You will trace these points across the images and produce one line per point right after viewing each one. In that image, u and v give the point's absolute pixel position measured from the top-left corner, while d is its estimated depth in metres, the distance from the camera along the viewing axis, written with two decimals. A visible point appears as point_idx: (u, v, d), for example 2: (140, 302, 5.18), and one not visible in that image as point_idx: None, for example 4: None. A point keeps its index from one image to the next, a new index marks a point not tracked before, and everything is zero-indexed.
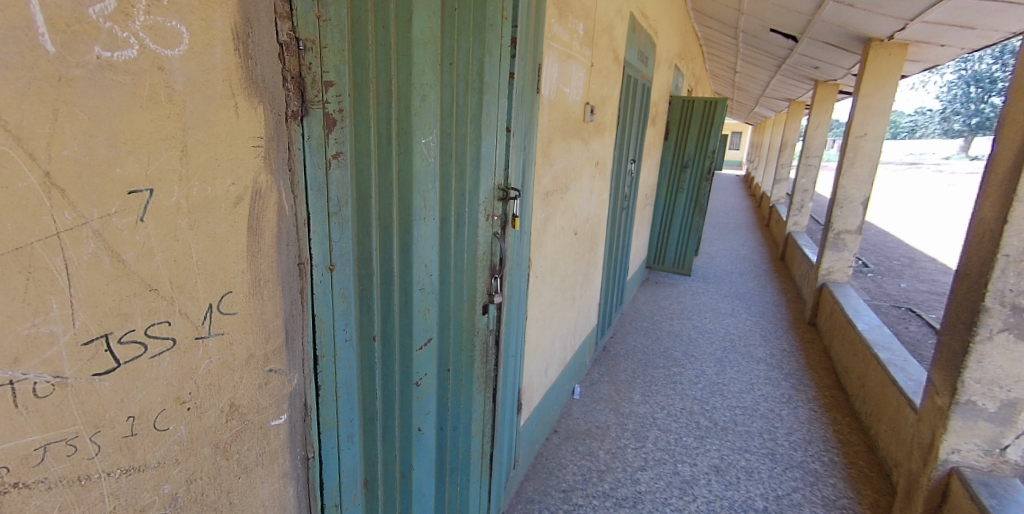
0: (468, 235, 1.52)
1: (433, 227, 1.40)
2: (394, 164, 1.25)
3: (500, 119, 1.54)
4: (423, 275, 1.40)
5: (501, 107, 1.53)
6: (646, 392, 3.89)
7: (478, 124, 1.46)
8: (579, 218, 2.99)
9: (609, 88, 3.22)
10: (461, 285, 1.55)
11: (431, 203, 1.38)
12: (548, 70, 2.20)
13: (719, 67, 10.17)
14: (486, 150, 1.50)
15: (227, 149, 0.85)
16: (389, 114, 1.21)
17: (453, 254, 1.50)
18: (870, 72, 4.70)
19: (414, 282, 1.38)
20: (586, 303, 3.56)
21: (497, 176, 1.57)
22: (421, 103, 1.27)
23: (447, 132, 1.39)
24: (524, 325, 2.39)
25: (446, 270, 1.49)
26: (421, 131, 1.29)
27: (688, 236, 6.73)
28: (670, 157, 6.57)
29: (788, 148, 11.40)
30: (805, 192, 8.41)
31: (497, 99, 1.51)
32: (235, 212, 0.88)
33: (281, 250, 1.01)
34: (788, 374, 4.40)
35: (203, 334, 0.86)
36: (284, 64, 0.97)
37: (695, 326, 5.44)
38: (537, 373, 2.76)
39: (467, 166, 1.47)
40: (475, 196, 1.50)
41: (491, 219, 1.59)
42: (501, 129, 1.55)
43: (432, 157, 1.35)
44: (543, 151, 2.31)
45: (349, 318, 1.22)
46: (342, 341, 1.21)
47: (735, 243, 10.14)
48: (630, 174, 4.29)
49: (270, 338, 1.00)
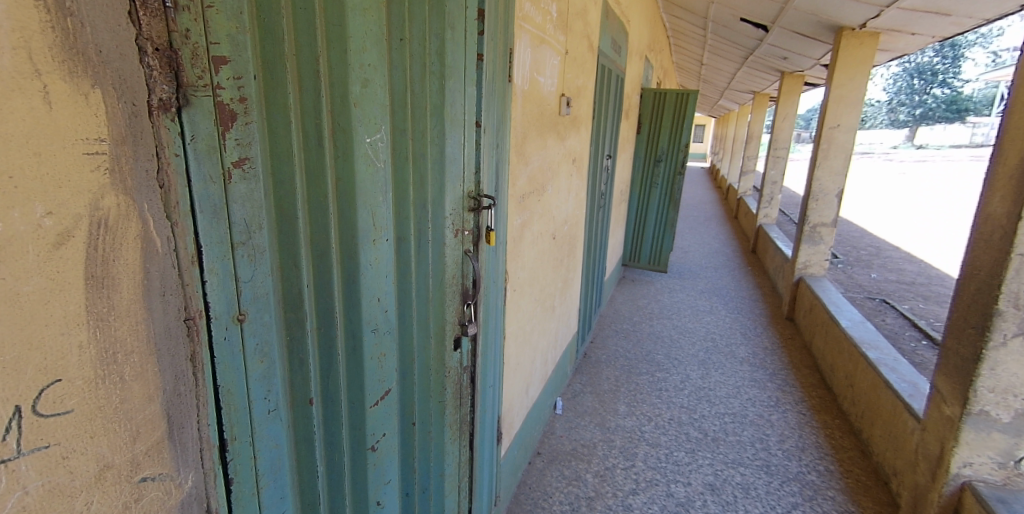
0: (432, 257, 1.21)
1: (387, 251, 1.09)
2: (329, 173, 0.94)
3: (469, 112, 1.24)
4: (378, 314, 1.08)
5: (470, 97, 1.24)
6: (631, 402, 3.65)
7: (441, 117, 1.16)
8: (557, 220, 2.71)
9: (583, 79, 2.94)
10: (427, 318, 1.24)
11: (384, 221, 1.06)
12: (520, 57, 1.91)
13: (687, 58, 10.06)
14: (451, 151, 1.20)
15: (35, 163, 0.54)
16: (317, 105, 0.90)
17: (415, 282, 1.19)
18: (843, 61, 4.56)
19: (365, 324, 1.06)
20: (567, 311, 3.29)
21: (466, 182, 1.27)
22: (364, 91, 0.96)
23: (403, 129, 1.08)
24: (502, 345, 2.09)
25: (407, 302, 1.18)
26: (365, 128, 0.98)
27: (663, 232, 6.55)
28: (643, 152, 6.37)
29: (755, 140, 11.40)
30: (774, 184, 8.36)
31: (464, 87, 1.21)
32: (57, 259, 0.56)
33: (155, 306, 0.69)
34: (772, 374, 4.23)
35: (7, 456, 0.54)
36: (141, 28, 0.65)
37: (675, 325, 5.24)
38: (518, 395, 2.47)
39: (428, 171, 1.16)
40: (439, 208, 1.20)
41: (460, 236, 1.28)
42: (470, 124, 1.25)
43: (383, 161, 1.04)
44: (518, 148, 2.02)
45: (274, 382, 0.91)
46: (263, 413, 0.89)
47: (706, 236, 10.07)
48: (605, 170, 4.04)
49: (141, 436, 0.68)
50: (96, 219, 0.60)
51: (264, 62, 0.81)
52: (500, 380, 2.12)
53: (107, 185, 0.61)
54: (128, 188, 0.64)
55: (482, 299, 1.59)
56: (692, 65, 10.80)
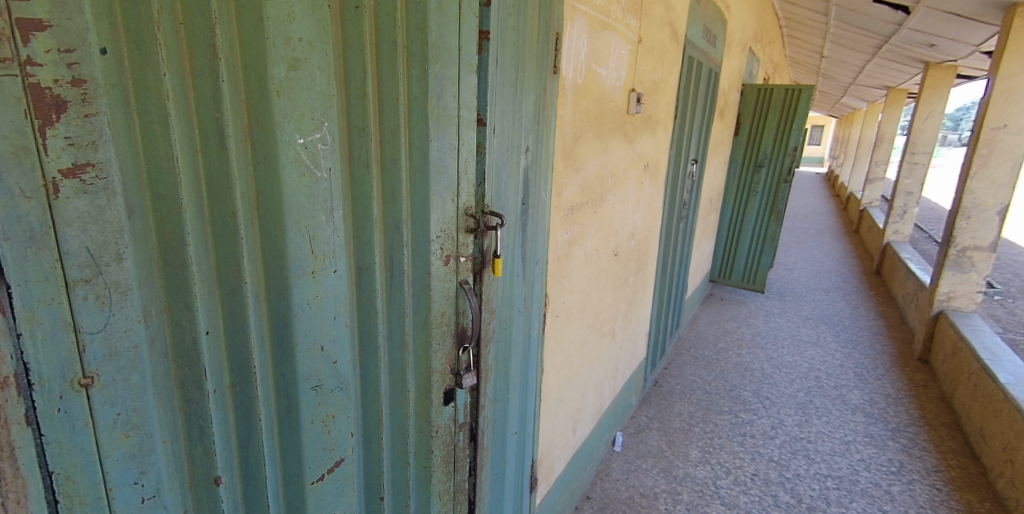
0: (409, 289, 0.97)
1: (339, 285, 0.84)
2: (242, 182, 0.70)
3: (467, 106, 1.01)
4: (324, 367, 0.84)
5: (470, 87, 1.01)
6: (705, 448, 3.23)
7: (422, 111, 0.90)
8: (621, 235, 2.36)
9: (665, 72, 2.56)
10: (404, 364, 1.00)
11: (331, 248, 0.81)
12: (571, 42, 1.59)
13: (804, 50, 9.06)
14: (439, 155, 0.94)
15: None
16: (219, 92, 0.66)
17: (383, 322, 0.94)
18: (1015, 43, 3.79)
19: (300, 380, 0.81)
20: (633, 336, 2.92)
21: (463, 195, 1.04)
22: (296, 76, 0.71)
23: (364, 127, 0.83)
24: (538, 381, 1.79)
25: (374, 346, 0.93)
26: (297, 125, 0.73)
27: (762, 247, 5.86)
28: (741, 156, 5.72)
29: (885, 144, 10.04)
30: (909, 195, 7.23)
31: (457, 75, 0.96)
32: None
33: None
34: (893, 431, 3.71)
35: None
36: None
37: (770, 358, 4.64)
38: (562, 436, 2.16)
39: (404, 180, 0.91)
40: (422, 228, 0.95)
41: (450, 264, 1.04)
42: (468, 121, 1.02)
43: (329, 168, 0.79)
44: (567, 152, 1.71)
45: (151, 462, 0.68)
46: (131, 505, 0.67)
47: (816, 252, 9.01)
48: (691, 177, 3.57)
49: None
50: None
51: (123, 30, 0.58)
52: (534, 420, 1.83)
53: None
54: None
55: (494, 335, 1.31)
56: (810, 57, 9.67)
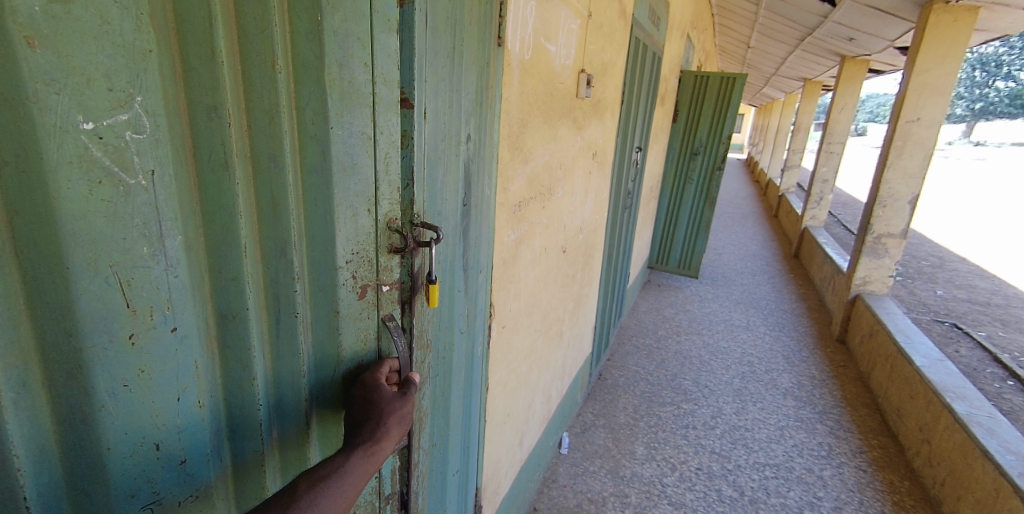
0: (305, 337, 0.76)
1: (182, 351, 0.61)
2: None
3: (385, 80, 0.78)
4: (164, 473, 0.61)
5: (393, 57, 0.79)
6: (651, 443, 3.13)
7: (321, 86, 0.68)
8: (569, 229, 2.15)
9: (613, 51, 2.34)
10: (304, 442, 0.80)
11: (163, 303, 0.58)
12: (517, 11, 1.33)
13: (733, 39, 9.25)
14: (344, 148, 0.73)
15: None
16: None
17: (263, 390, 0.72)
18: (929, 40, 3.90)
19: (118, 498, 0.58)
20: (579, 334, 2.74)
21: (382, 202, 0.82)
22: (68, 12, 0.46)
23: (216, 105, 0.60)
24: (482, 402, 1.54)
25: (251, 424, 0.72)
26: (79, 96, 0.48)
27: (696, 234, 5.90)
28: (678, 144, 5.70)
29: (803, 133, 10.53)
30: (825, 182, 7.60)
31: (368, 35, 0.73)
32: None
33: None
34: (821, 413, 3.80)
35: None
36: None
37: (706, 344, 4.66)
38: (508, 454, 1.93)
39: (293, 187, 0.69)
40: (325, 250, 0.74)
41: (369, 296, 0.84)
42: (388, 99, 0.79)
43: (152, 170, 0.54)
44: (513, 141, 1.46)
45: None
46: None
47: (743, 237, 9.32)
48: (634, 165, 3.42)
49: None
50: None
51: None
52: (478, 445, 1.58)
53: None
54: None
55: (428, 369, 1.06)
56: (738, 47, 9.90)
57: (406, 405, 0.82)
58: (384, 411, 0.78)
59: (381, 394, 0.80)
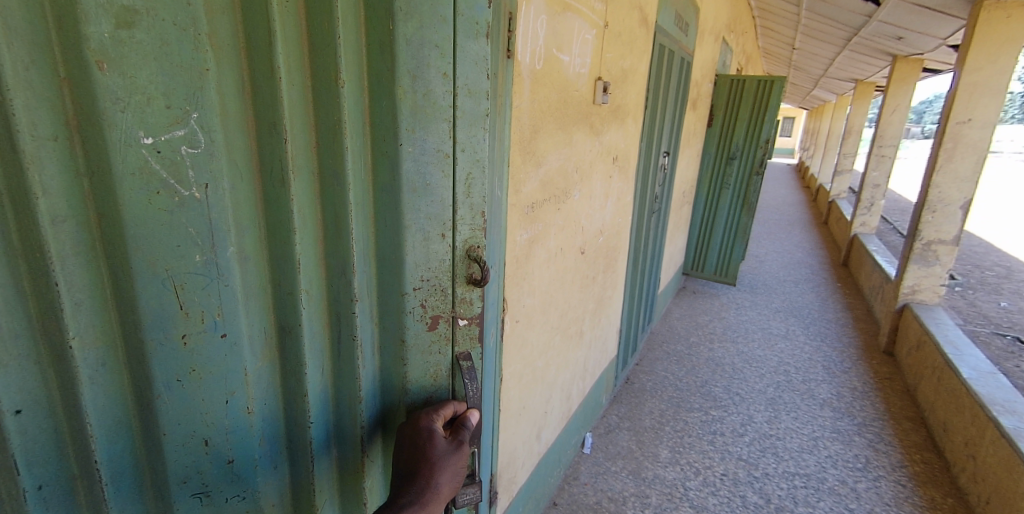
0: (366, 360, 0.94)
1: (231, 355, 0.75)
2: (62, 197, 0.60)
3: (468, 90, 0.91)
4: (213, 467, 0.77)
5: (478, 64, 0.91)
6: (675, 447, 3.15)
7: (396, 99, 0.83)
8: (587, 231, 2.23)
9: (633, 59, 2.42)
10: (359, 467, 0.98)
11: (213, 309, 0.71)
12: (526, 24, 1.44)
13: (777, 41, 9.06)
14: (415, 165, 0.87)
15: None
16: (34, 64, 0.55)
17: (313, 406, 0.87)
18: (981, 38, 3.78)
19: (173, 481, 0.74)
20: (602, 335, 2.80)
21: (463, 226, 0.97)
22: (132, 36, 0.59)
23: (274, 123, 0.73)
24: (496, 391, 1.65)
25: (304, 438, 0.88)
26: (139, 113, 0.61)
27: (733, 239, 5.81)
28: (713, 148, 5.66)
29: (854, 136, 10.15)
30: (876, 187, 7.31)
31: (448, 43, 0.85)
32: None
33: None
34: (860, 425, 3.70)
35: None
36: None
37: (740, 352, 4.61)
38: (524, 446, 2.02)
39: (354, 204, 0.84)
40: (395, 275, 0.92)
41: (439, 327, 1.00)
42: (469, 103, 0.92)
43: (205, 184, 0.67)
44: (524, 146, 1.56)
45: None
46: None
47: (787, 244, 9.07)
48: (663, 170, 3.46)
49: None
50: None
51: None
52: (493, 433, 1.68)
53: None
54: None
55: None
56: (782, 48, 9.68)
57: (455, 457, 0.94)
58: (433, 464, 0.91)
59: (434, 445, 0.92)
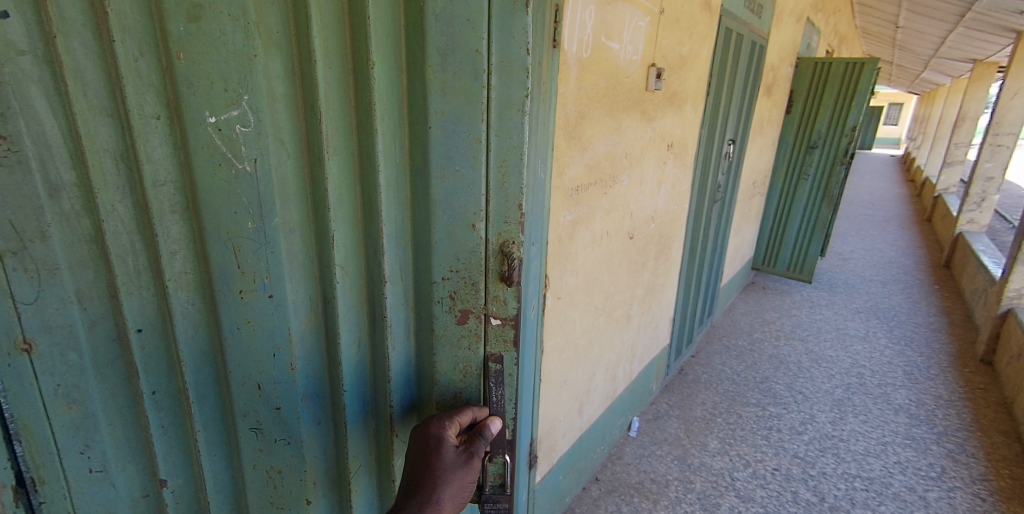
0: (396, 344, 1.04)
1: (277, 313, 0.89)
2: (162, 166, 0.76)
3: (502, 69, 0.90)
4: (263, 409, 0.93)
5: (519, 39, 0.90)
6: (726, 438, 3.12)
7: (423, 80, 0.89)
8: (637, 217, 2.27)
9: (693, 45, 2.40)
10: (389, 448, 1.10)
11: (263, 273, 0.86)
12: (574, 14, 1.49)
13: (879, 20, 8.36)
14: (442, 150, 0.92)
15: None
16: (145, 53, 0.72)
17: (346, 376, 1.00)
18: None
19: (240, 414, 0.92)
20: (652, 322, 2.83)
21: (496, 218, 0.98)
22: (198, 28, 0.73)
23: (313, 105, 0.84)
24: (537, 361, 1.76)
25: (337, 405, 1.01)
26: (202, 94, 0.76)
27: (811, 233, 5.50)
28: (792, 137, 5.38)
29: (968, 124, 9.18)
30: (990, 181, 6.60)
31: (480, 16, 0.87)
32: None
33: None
34: (940, 434, 3.46)
35: None
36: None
37: (809, 351, 4.42)
38: (565, 418, 2.11)
39: (384, 186, 0.92)
40: (425, 262, 1.00)
41: (470, 322, 1.03)
42: (505, 80, 0.91)
43: (255, 158, 0.81)
44: (569, 131, 1.63)
45: (96, 440, 0.82)
46: (81, 472, 0.82)
47: (879, 241, 8.43)
48: (728, 158, 3.38)
49: None
50: None
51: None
52: (532, 401, 1.79)
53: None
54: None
55: None
56: (883, 27, 8.91)
57: (461, 470, 0.98)
58: (436, 475, 0.96)
59: (442, 456, 0.96)
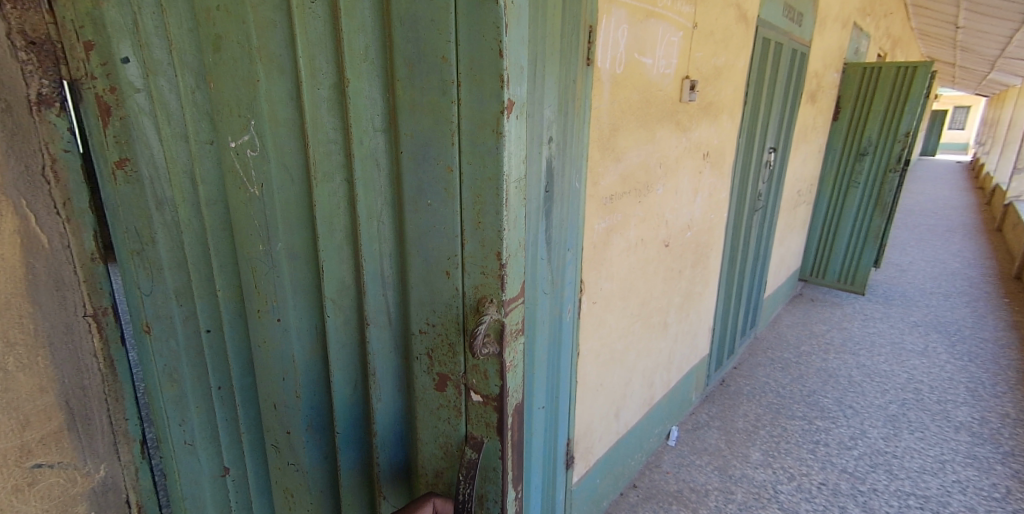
0: (379, 394, 0.89)
1: (286, 337, 0.91)
2: (213, 188, 0.87)
3: (473, 73, 0.67)
4: (279, 423, 0.98)
5: (490, 37, 0.65)
6: (769, 451, 3.08)
7: (394, 100, 0.73)
8: (673, 225, 2.32)
9: (729, 56, 2.44)
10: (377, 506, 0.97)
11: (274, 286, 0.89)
12: (607, 34, 1.58)
13: (936, 20, 8.05)
14: (414, 180, 0.75)
15: None
16: (193, 85, 0.82)
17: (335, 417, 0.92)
18: None
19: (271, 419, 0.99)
20: (690, 330, 2.85)
21: (472, 268, 0.75)
22: (221, 61, 0.79)
23: (297, 131, 0.79)
24: (573, 363, 1.84)
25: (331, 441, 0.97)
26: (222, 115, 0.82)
27: (864, 243, 5.31)
28: (841, 144, 5.25)
29: None
30: None
31: (444, 8, 0.66)
32: None
33: (47, 302, 0.87)
34: (1005, 454, 3.25)
35: None
36: (11, 21, 0.77)
37: (861, 366, 4.25)
38: (602, 421, 2.17)
39: (365, 220, 0.81)
40: (407, 307, 0.84)
41: (448, 391, 0.82)
42: (476, 94, 0.68)
43: (261, 184, 0.83)
44: (604, 144, 1.72)
45: (188, 418, 1.02)
46: (178, 438, 1.03)
47: (941, 252, 8.03)
48: (769, 166, 3.37)
49: (33, 428, 0.88)
50: None
51: (142, 30, 0.80)
52: (569, 401, 1.87)
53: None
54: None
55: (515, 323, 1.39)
56: (942, 27, 8.56)
57: None
58: None
59: None
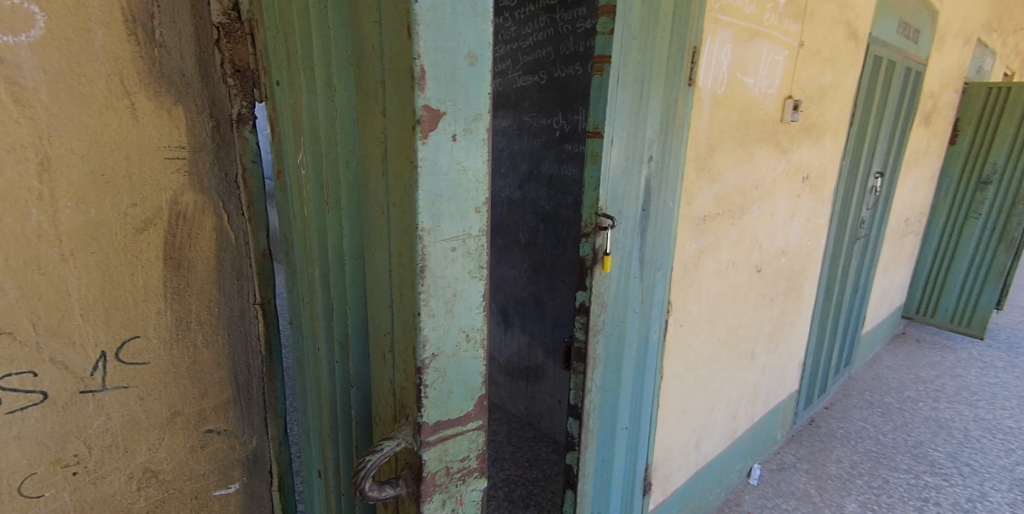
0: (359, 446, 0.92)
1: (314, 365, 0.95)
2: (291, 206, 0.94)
3: (393, 84, 0.63)
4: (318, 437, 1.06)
5: (400, 28, 0.59)
6: (868, 504, 2.59)
7: (361, 113, 0.73)
8: (766, 250, 2.21)
9: (836, 75, 2.32)
10: None
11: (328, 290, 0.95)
12: (711, 53, 1.55)
13: None
14: (372, 219, 0.75)
15: (124, 164, 0.81)
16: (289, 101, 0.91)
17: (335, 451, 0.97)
18: None
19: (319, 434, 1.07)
20: (779, 361, 2.68)
21: (400, 345, 0.72)
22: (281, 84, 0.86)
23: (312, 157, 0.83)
24: (657, 385, 1.80)
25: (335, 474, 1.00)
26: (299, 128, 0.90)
27: (983, 281, 4.78)
28: (959, 171, 4.79)
29: None
30: None
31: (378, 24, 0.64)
32: (139, 240, 0.84)
33: (228, 287, 0.98)
34: None
35: (93, 386, 0.84)
36: (225, 54, 0.92)
37: (979, 418, 3.55)
38: (681, 449, 2.08)
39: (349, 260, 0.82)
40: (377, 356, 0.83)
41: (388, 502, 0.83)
42: (397, 102, 0.63)
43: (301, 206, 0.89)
44: (701, 162, 1.68)
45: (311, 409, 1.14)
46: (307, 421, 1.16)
47: None
48: (874, 192, 3.14)
49: (209, 395, 0.97)
50: (176, 210, 0.88)
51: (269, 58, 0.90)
52: (651, 424, 1.82)
53: (186, 184, 0.89)
54: (205, 186, 0.91)
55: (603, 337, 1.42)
56: None
57: None
58: None
59: None
